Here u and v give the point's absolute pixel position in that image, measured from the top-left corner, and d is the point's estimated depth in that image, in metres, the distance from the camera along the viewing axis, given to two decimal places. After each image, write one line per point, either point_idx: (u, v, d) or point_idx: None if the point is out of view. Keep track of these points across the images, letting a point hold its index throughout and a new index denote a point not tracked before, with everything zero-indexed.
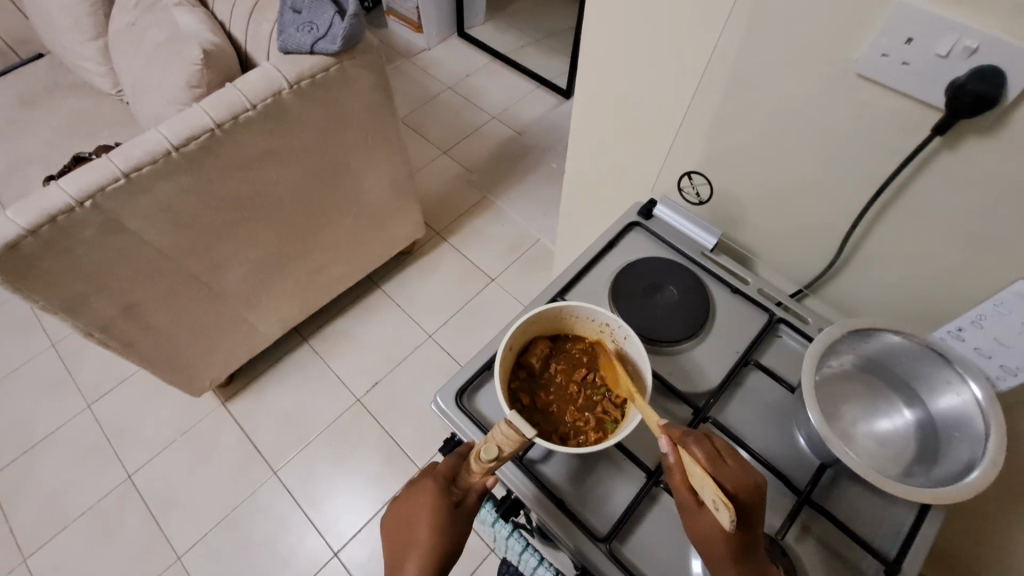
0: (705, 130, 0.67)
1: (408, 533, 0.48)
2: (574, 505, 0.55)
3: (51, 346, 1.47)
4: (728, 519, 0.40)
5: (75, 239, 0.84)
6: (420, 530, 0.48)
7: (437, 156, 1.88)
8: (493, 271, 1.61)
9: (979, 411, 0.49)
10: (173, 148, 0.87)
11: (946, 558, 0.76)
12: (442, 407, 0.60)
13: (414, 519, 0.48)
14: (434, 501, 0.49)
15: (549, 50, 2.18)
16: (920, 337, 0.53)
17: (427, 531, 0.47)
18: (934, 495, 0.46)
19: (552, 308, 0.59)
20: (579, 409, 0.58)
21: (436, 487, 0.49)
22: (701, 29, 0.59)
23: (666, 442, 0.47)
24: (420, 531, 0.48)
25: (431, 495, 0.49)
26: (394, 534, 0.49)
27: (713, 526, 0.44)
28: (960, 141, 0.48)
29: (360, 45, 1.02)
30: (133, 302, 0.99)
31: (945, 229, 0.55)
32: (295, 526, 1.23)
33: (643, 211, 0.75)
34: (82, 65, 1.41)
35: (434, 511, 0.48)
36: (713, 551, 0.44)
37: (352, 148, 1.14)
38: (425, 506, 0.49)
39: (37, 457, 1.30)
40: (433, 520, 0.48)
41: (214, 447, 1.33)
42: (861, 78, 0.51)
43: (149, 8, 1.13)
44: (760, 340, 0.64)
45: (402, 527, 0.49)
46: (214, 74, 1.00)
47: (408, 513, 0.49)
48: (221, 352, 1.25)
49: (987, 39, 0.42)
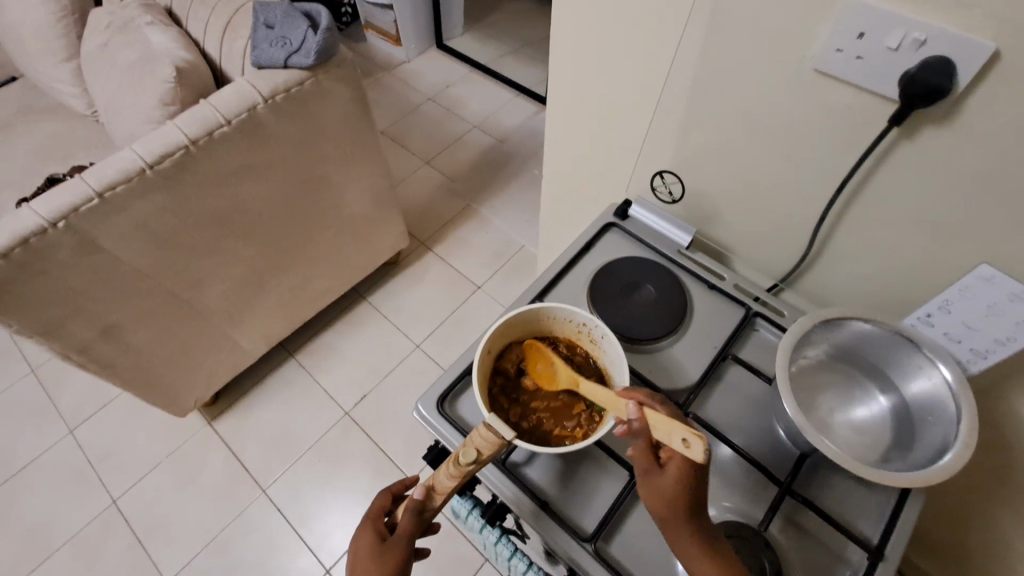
0: (674, 131, 0.68)
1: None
2: (558, 507, 0.55)
3: (30, 371, 1.45)
4: (701, 451, 0.41)
5: (49, 261, 0.83)
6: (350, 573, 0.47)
7: (419, 167, 1.88)
8: (477, 279, 1.62)
9: (949, 395, 0.50)
10: (147, 167, 0.86)
11: (948, 532, 0.77)
12: (424, 415, 0.60)
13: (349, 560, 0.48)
14: (365, 541, 0.49)
15: (527, 58, 2.21)
16: (889, 325, 0.53)
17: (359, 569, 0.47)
18: (911, 479, 0.46)
19: (528, 311, 0.59)
20: (576, 400, 0.58)
21: (369, 529, 0.50)
22: (663, 33, 0.60)
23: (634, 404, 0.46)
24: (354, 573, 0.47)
25: (364, 536, 0.49)
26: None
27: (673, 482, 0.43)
28: (918, 130, 0.49)
29: (335, 59, 1.03)
30: (111, 323, 0.97)
31: (909, 221, 0.56)
32: (286, 543, 1.22)
33: (618, 212, 0.76)
34: (56, 87, 1.40)
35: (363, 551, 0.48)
36: (669, 512, 0.44)
37: (330, 160, 1.14)
38: (358, 545, 0.49)
39: (19, 486, 1.28)
40: (362, 562, 0.47)
41: (201, 467, 1.31)
42: (819, 73, 0.52)
43: (120, 28, 1.12)
44: (738, 334, 0.65)
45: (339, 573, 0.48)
46: (186, 92, 1.00)
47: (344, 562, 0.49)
48: (205, 370, 1.23)
49: (933, 32, 0.43)
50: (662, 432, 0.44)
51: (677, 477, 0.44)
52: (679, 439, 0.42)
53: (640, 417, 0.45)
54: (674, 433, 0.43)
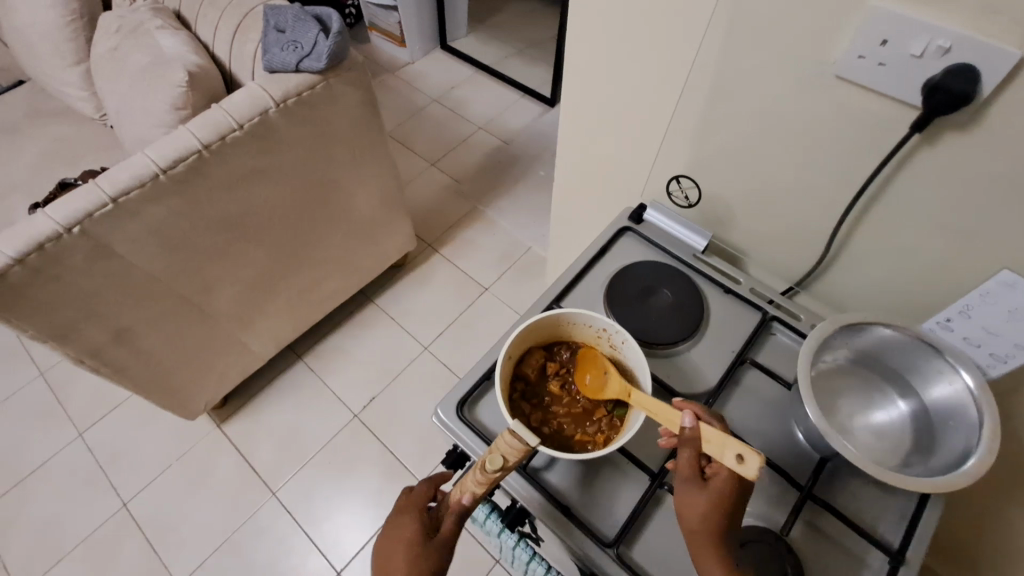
0: (690, 136, 0.69)
1: (388, 560, 0.49)
2: (579, 511, 0.55)
3: (39, 374, 1.45)
4: (756, 468, 0.42)
5: (64, 266, 0.83)
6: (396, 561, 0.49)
7: (425, 168, 1.89)
8: (485, 281, 1.62)
9: (971, 400, 0.50)
10: (160, 171, 0.87)
11: (963, 533, 0.77)
12: (444, 420, 0.60)
13: (393, 547, 0.50)
14: (411, 530, 0.50)
15: (531, 59, 2.21)
16: (910, 330, 0.54)
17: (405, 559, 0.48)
18: (934, 484, 0.47)
19: (548, 317, 0.59)
20: (599, 405, 0.58)
21: (414, 518, 0.52)
22: (682, 38, 0.60)
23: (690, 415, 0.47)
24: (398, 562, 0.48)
25: (410, 524, 0.51)
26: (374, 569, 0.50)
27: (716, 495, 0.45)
28: (939, 137, 0.50)
29: (346, 63, 1.03)
30: (124, 327, 0.97)
31: (929, 226, 0.56)
32: (297, 546, 1.22)
33: (633, 216, 0.76)
34: (65, 90, 1.40)
35: (410, 543, 0.49)
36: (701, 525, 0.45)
37: (340, 163, 1.14)
38: (403, 533, 0.51)
39: (30, 488, 1.28)
40: (406, 552, 0.49)
41: (210, 469, 1.31)
42: (840, 79, 0.52)
43: (131, 32, 1.13)
44: (755, 338, 0.65)
45: (382, 555, 0.50)
46: (197, 96, 1.00)
47: (389, 544, 0.51)
48: (215, 373, 1.23)
49: (958, 39, 0.44)
50: (714, 445, 0.45)
51: (719, 492, 0.45)
52: (734, 455, 0.43)
53: (694, 428, 0.46)
54: (729, 449, 0.44)
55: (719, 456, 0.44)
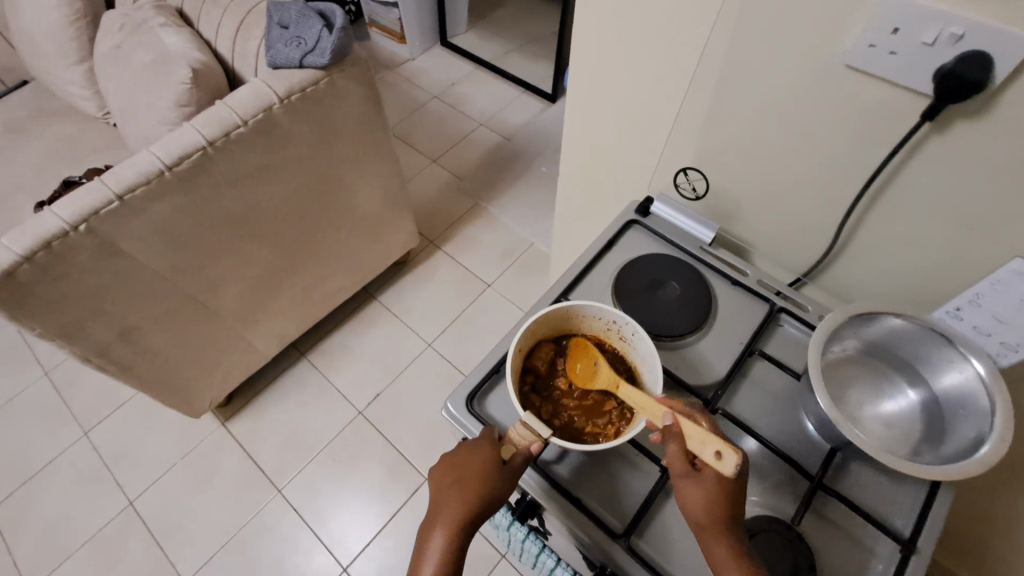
0: (698, 127, 0.68)
1: (459, 479, 0.48)
2: (589, 502, 0.56)
3: (44, 374, 1.45)
4: (733, 464, 0.43)
5: (70, 264, 0.83)
6: (463, 478, 0.48)
7: (427, 165, 1.88)
8: (487, 277, 1.62)
9: (982, 388, 0.50)
10: (166, 168, 0.87)
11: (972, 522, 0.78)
12: (453, 413, 0.60)
13: (469, 467, 0.49)
14: (487, 458, 0.49)
15: (532, 55, 2.20)
16: (920, 319, 0.53)
17: (472, 479, 0.48)
18: (946, 472, 0.47)
19: (558, 309, 0.59)
20: (609, 397, 0.58)
21: (494, 446, 0.49)
22: (691, 29, 0.60)
23: (668, 413, 0.48)
24: (469, 485, 0.47)
25: (488, 451, 0.49)
26: (442, 471, 0.50)
27: (705, 492, 0.45)
28: (950, 125, 0.50)
29: (349, 58, 1.03)
30: (130, 325, 0.97)
31: (939, 215, 0.56)
32: (303, 543, 1.22)
33: (640, 208, 0.76)
34: (67, 89, 1.40)
35: (482, 466, 0.48)
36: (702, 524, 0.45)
37: (344, 159, 1.14)
38: (480, 457, 0.49)
39: (36, 488, 1.28)
40: (477, 479, 0.47)
41: (216, 467, 1.31)
42: (850, 69, 0.52)
43: (133, 29, 1.12)
44: (763, 330, 0.65)
45: (456, 468, 0.49)
46: (201, 93, 0.99)
47: (462, 455, 0.50)
48: (220, 371, 1.23)
49: (972, 26, 0.43)
50: (696, 441, 0.46)
51: (710, 488, 0.45)
52: (712, 450, 0.44)
53: (674, 424, 0.47)
54: (706, 445, 0.45)
55: (701, 452, 0.45)
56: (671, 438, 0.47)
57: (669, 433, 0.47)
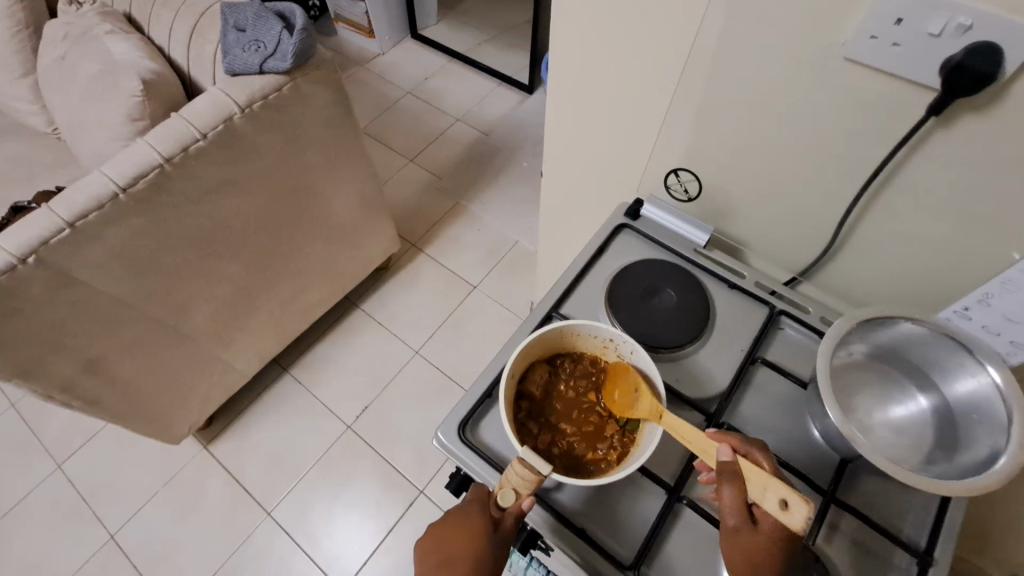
0: (688, 125, 0.65)
1: (451, 560, 0.46)
2: (594, 531, 0.52)
3: (11, 406, 1.38)
4: (802, 517, 0.40)
5: (22, 298, 0.77)
6: (453, 559, 0.46)
7: (403, 165, 1.82)
8: (472, 278, 1.58)
9: (998, 395, 0.48)
10: (121, 190, 0.80)
11: None
12: (445, 443, 0.56)
13: (457, 546, 0.46)
14: (474, 530, 0.46)
15: (505, 45, 2.14)
16: (931, 322, 0.51)
17: (460, 557, 0.45)
18: (967, 487, 0.44)
19: (552, 329, 0.56)
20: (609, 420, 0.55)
21: (478, 513, 0.47)
22: (677, 24, 0.56)
23: (728, 450, 0.45)
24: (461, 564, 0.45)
25: (474, 522, 0.46)
26: (427, 556, 0.47)
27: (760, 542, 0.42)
28: (956, 119, 0.47)
29: (313, 60, 0.97)
30: (94, 356, 0.91)
31: (943, 212, 0.54)
32: (296, 566, 1.18)
33: (629, 212, 0.72)
34: (13, 104, 1.31)
35: (467, 541, 0.46)
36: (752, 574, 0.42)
37: (314, 167, 1.09)
38: (467, 531, 0.46)
39: (9, 527, 1.22)
40: (467, 557, 0.45)
41: (201, 493, 1.26)
42: (849, 61, 0.49)
43: (78, 38, 1.05)
44: (763, 336, 0.62)
45: (444, 548, 0.46)
46: (156, 105, 0.93)
47: (448, 530, 0.47)
48: (197, 395, 1.18)
49: (980, 16, 0.40)
50: (755, 485, 0.43)
51: (766, 538, 0.42)
52: (776, 500, 0.41)
53: (733, 462, 0.44)
54: (773, 493, 0.42)
55: (762, 499, 0.42)
56: (728, 479, 0.44)
57: (728, 475, 0.44)
